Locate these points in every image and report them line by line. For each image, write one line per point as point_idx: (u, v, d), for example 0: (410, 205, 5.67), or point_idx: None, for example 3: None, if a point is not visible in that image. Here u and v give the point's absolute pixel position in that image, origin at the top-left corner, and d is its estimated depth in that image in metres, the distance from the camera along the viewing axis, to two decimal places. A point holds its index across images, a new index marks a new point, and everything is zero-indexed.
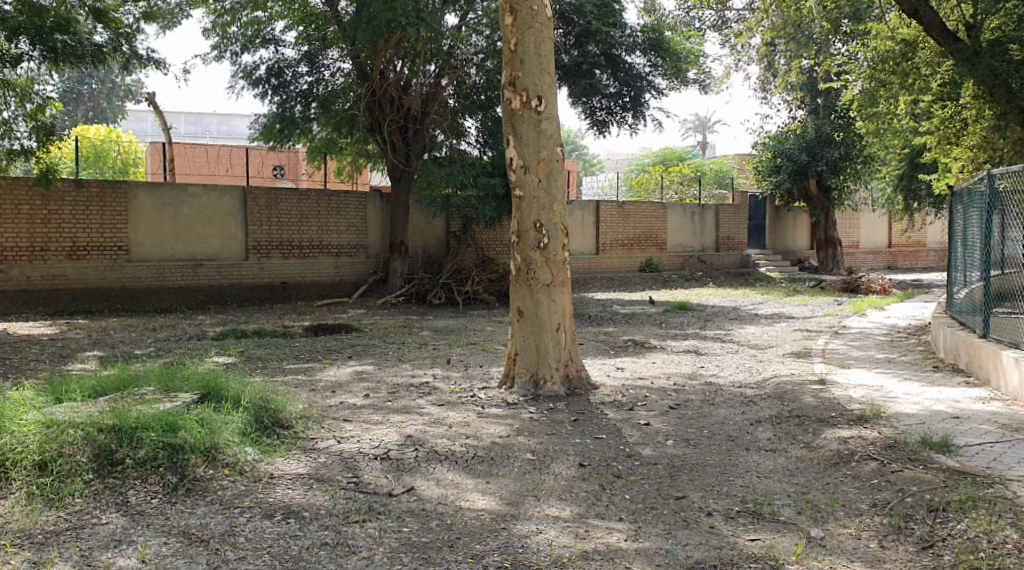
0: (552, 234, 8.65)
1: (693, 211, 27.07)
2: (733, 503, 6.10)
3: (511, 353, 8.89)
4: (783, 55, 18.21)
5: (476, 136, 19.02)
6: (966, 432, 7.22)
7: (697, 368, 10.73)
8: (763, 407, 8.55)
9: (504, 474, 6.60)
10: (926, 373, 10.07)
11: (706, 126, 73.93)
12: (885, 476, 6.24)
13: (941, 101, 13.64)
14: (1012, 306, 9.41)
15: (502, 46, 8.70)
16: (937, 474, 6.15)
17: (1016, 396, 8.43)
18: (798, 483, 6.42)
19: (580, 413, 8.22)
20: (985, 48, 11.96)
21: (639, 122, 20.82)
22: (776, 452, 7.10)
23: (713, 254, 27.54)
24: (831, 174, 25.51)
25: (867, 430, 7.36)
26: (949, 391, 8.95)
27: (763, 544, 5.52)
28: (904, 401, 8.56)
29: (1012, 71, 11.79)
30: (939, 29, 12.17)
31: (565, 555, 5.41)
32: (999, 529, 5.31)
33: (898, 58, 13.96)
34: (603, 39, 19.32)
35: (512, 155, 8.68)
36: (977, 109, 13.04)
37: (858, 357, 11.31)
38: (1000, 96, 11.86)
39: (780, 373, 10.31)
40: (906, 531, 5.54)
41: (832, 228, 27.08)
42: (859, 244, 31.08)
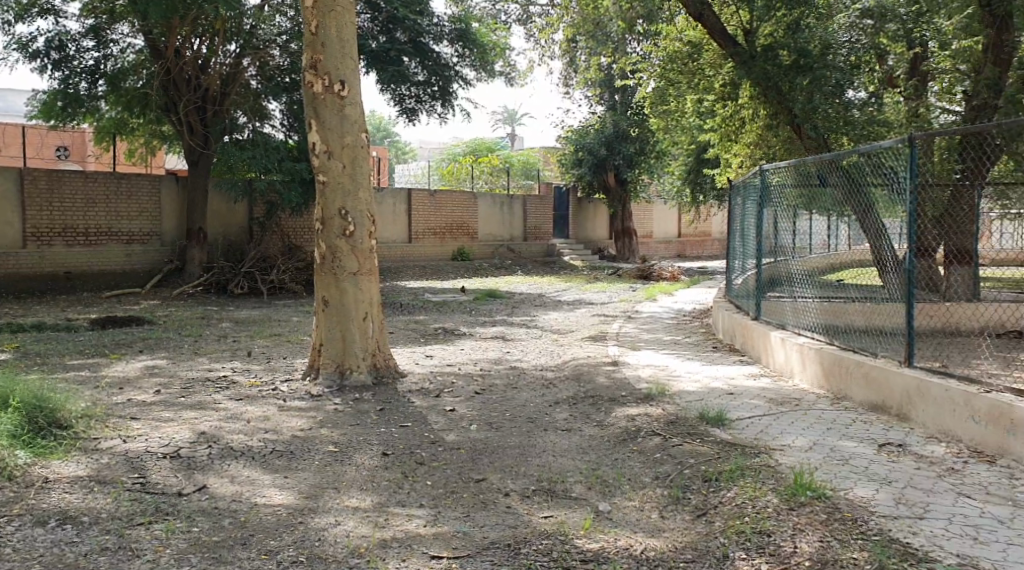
0: (357, 221, 8.60)
1: (502, 201, 27.43)
2: (529, 483, 6.30)
3: (317, 343, 8.76)
4: (586, 52, 18.76)
5: (281, 119, 18.56)
6: (738, 407, 7.89)
7: (501, 354, 10.97)
8: (561, 389, 8.88)
9: (303, 467, 6.52)
10: (708, 353, 10.78)
11: (514, 118, 75.36)
12: (668, 450, 6.65)
13: (723, 100, 14.78)
14: (782, 289, 10.10)
15: (303, 28, 8.53)
16: (713, 446, 6.63)
17: (781, 371, 9.26)
18: (591, 460, 6.71)
19: (386, 402, 8.23)
20: (759, 52, 13.18)
21: (447, 111, 20.96)
22: (571, 431, 7.40)
23: (521, 243, 28.03)
24: (628, 167, 26.83)
25: (653, 407, 7.83)
26: (725, 369, 9.69)
27: (554, 520, 5.72)
28: (687, 379, 9.19)
29: (782, 76, 12.97)
30: (720, 33, 13.38)
31: (362, 545, 5.42)
32: (762, 495, 5.66)
33: (685, 59, 15.04)
34: (410, 27, 19.24)
35: (315, 140, 8.55)
36: (753, 109, 14.07)
37: (648, 340, 11.95)
38: (772, 97, 13.10)
39: (578, 356, 10.72)
40: (683, 501, 5.87)
41: (629, 219, 28.31)
42: (653, 234, 32.77)
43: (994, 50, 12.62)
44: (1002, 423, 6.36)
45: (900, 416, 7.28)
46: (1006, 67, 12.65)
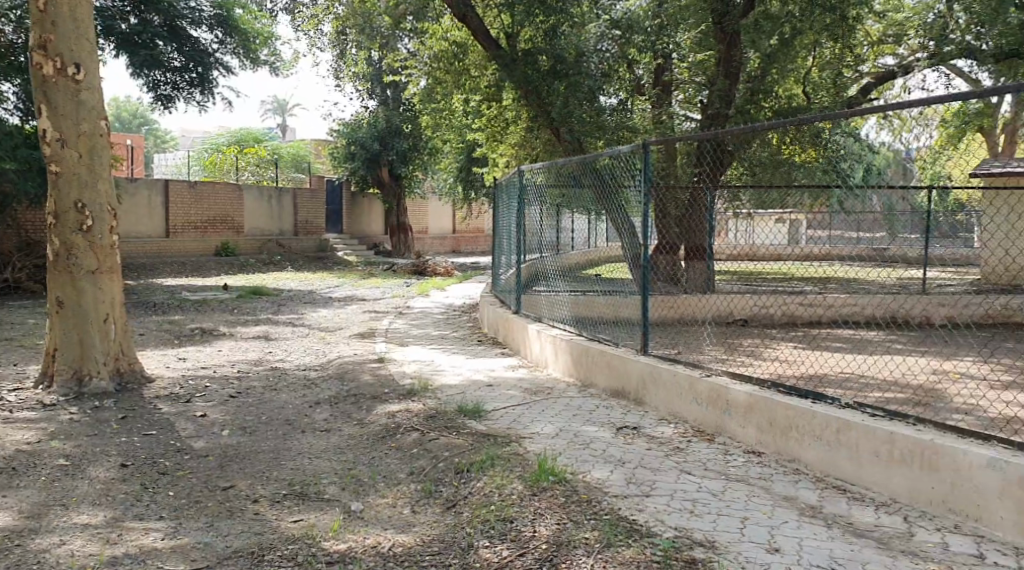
0: (96, 215, 8.04)
1: (271, 194, 26.51)
2: (280, 487, 6.11)
3: (50, 348, 8.09)
4: (355, 46, 18.40)
5: (16, 102, 17.10)
6: (494, 398, 8.18)
7: (263, 353, 10.63)
8: (322, 388, 8.70)
9: (26, 484, 6.01)
10: (473, 348, 10.98)
11: (286, 110, 73.46)
12: (423, 444, 6.69)
13: (488, 101, 15.59)
14: (552, 284, 10.65)
15: (29, 5, 7.86)
16: (467, 439, 6.74)
17: (537, 362, 9.80)
18: (346, 459, 6.62)
19: (130, 409, 7.73)
20: (520, 57, 13.69)
21: (208, 100, 20.05)
22: (329, 431, 7.27)
23: (291, 237, 27.13)
24: (401, 163, 27.02)
25: (413, 403, 7.86)
26: (487, 363, 9.93)
27: (303, 523, 5.58)
28: (449, 373, 9.32)
29: (541, 81, 13.62)
30: (484, 36, 14.02)
31: (89, 564, 5.07)
32: (509, 483, 5.81)
33: (451, 58, 15.64)
34: (165, 10, 18.18)
35: (45, 126, 7.89)
36: (516, 112, 15.18)
37: (416, 335, 12.00)
38: (533, 101, 13.91)
39: (343, 353, 10.59)
40: (435, 495, 5.91)
41: (405, 215, 28.22)
42: (427, 230, 33.04)
43: (725, 64, 13.76)
44: (719, 404, 7.03)
45: (637, 400, 7.97)
46: (735, 79, 13.76)
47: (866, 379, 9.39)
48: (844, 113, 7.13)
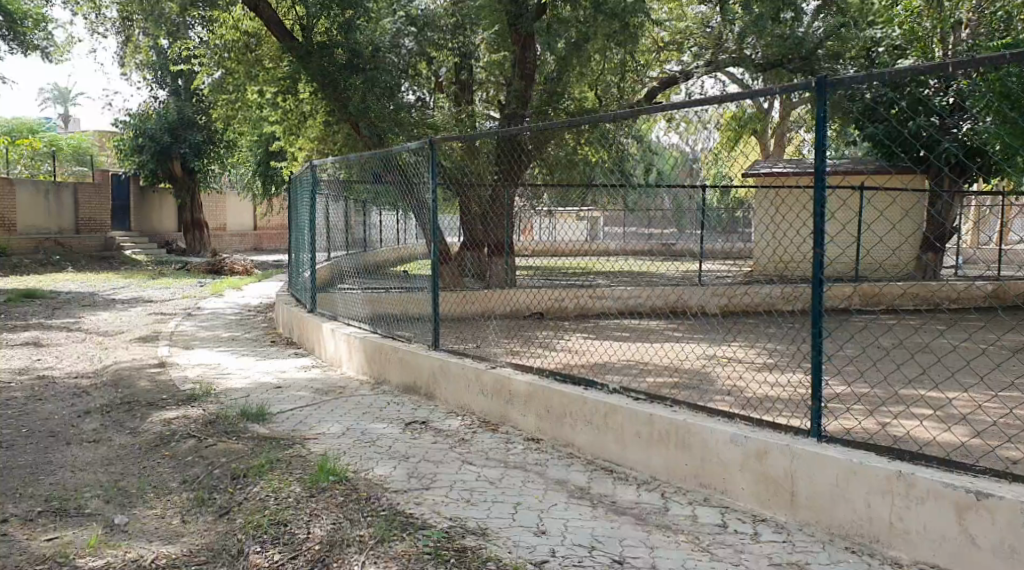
0: None
1: (47, 189, 24.68)
2: (36, 504, 5.73)
3: None
4: (139, 32, 17.42)
5: None
6: (281, 400, 8.01)
7: (31, 361, 9.91)
8: (94, 397, 8.22)
9: None
10: (263, 349, 10.70)
11: (68, 98, 68.79)
12: (199, 451, 6.46)
13: (285, 93, 14.99)
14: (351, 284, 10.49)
15: None
16: (246, 443, 6.57)
17: (332, 361, 9.67)
18: (114, 471, 6.29)
19: None
20: (314, 49, 13.51)
21: None
22: (98, 442, 6.88)
23: (72, 235, 25.42)
24: (195, 157, 25.94)
25: (192, 408, 7.57)
26: (277, 363, 9.72)
27: (58, 542, 5.26)
28: (235, 376, 9.04)
29: (338, 75, 13.46)
30: (276, 26, 13.70)
31: None
32: (285, 486, 5.72)
33: (241, 49, 15.34)
34: None
35: None
36: (314, 105, 14.99)
37: (203, 337, 11.55)
38: (330, 93, 13.56)
39: (120, 359, 10.04)
40: (208, 502, 5.73)
41: (198, 211, 27.13)
42: (225, 227, 31.80)
43: (521, 67, 14.28)
44: (503, 395, 7.22)
45: (427, 394, 8.05)
46: (529, 81, 14.33)
47: (645, 366, 9.90)
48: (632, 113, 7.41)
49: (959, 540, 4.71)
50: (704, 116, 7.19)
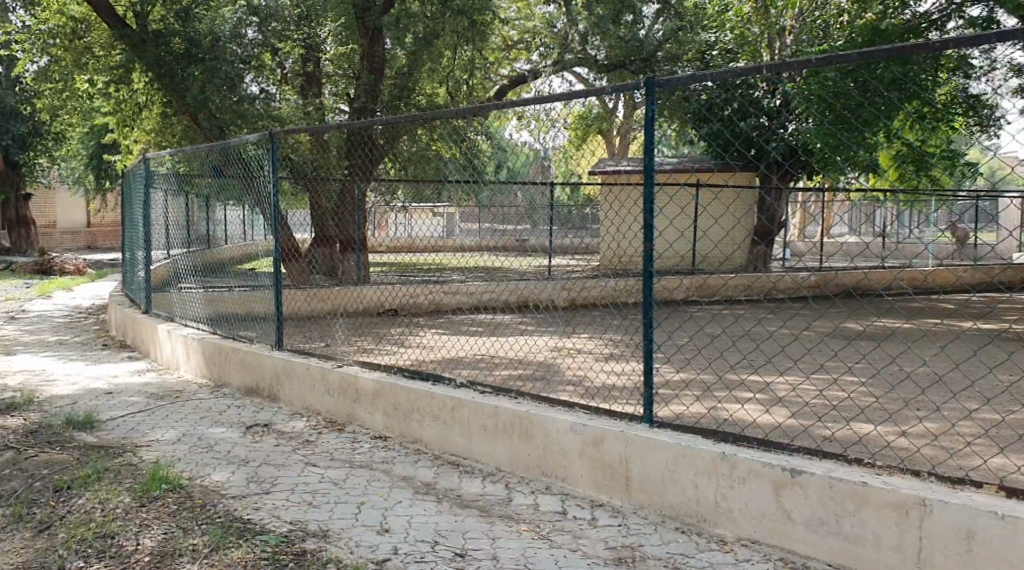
0: None
1: None
2: None
3: None
4: None
5: None
6: (112, 406, 7.63)
7: None
8: None
9: None
10: (94, 352, 10.18)
11: None
12: (18, 463, 6.07)
13: (118, 83, 14.22)
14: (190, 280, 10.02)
15: None
16: (71, 453, 6.23)
17: (168, 364, 9.28)
18: None
19: None
20: (150, 36, 13.05)
21: None
22: None
23: None
24: (19, 149, 24.32)
25: (11, 418, 7.11)
26: (108, 367, 9.26)
27: None
28: (61, 382, 8.55)
29: (173, 67, 13.13)
30: (105, 11, 12.94)
31: None
32: (113, 497, 5.45)
33: (69, 36, 14.33)
34: None
35: None
36: (150, 96, 14.31)
37: (27, 341, 10.86)
38: (167, 83, 13.21)
39: None
40: (27, 518, 5.39)
41: (24, 207, 25.53)
42: (54, 223, 30.65)
43: (369, 59, 14.09)
44: (350, 393, 7.12)
45: (271, 396, 7.84)
46: (379, 75, 14.20)
47: (493, 359, 9.98)
48: (473, 111, 7.40)
49: (777, 515, 4.92)
50: (552, 115, 7.34)
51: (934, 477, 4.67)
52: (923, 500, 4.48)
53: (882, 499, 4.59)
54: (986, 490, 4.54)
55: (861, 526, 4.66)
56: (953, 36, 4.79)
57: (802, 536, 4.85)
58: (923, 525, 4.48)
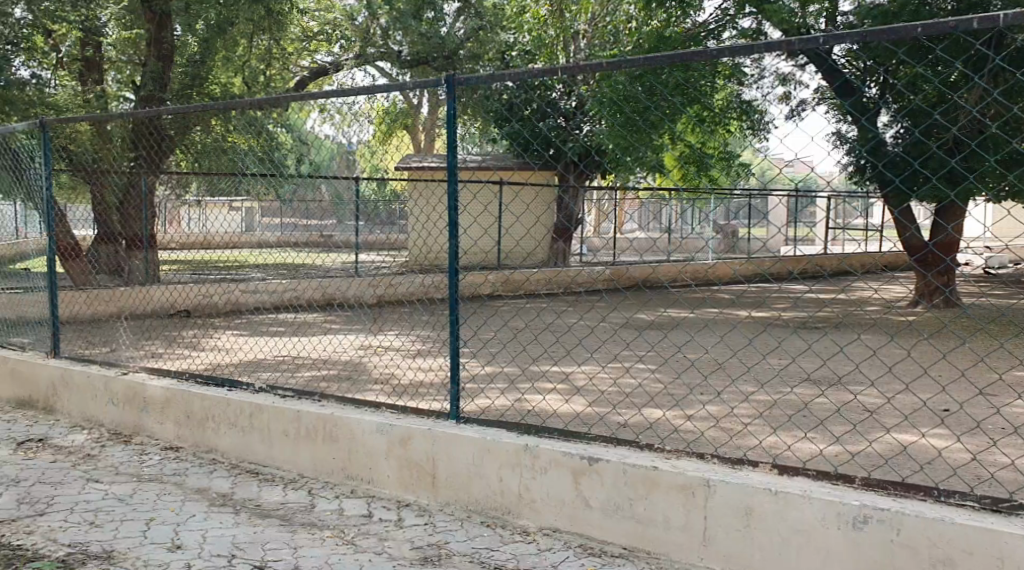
0: None
1: None
2: None
3: None
4: None
5: None
6: None
7: None
8: None
9: None
10: None
11: None
12: None
13: None
14: None
15: None
16: None
17: None
18: None
19: None
20: None
21: None
22: None
23: None
24: None
25: None
26: None
27: None
28: None
29: None
30: None
31: None
32: None
33: None
34: None
35: None
36: None
37: None
38: None
39: None
40: None
41: None
42: None
43: (157, 46, 13.27)
44: (137, 403, 6.65)
45: (46, 408, 7.20)
46: (167, 62, 13.39)
47: (296, 360, 9.63)
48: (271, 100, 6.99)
49: (575, 503, 4.94)
50: (355, 110, 7.05)
51: (716, 458, 4.75)
52: (706, 481, 4.54)
53: (669, 481, 4.64)
54: (761, 470, 4.63)
55: (652, 508, 4.70)
56: (725, 45, 4.98)
57: (599, 521, 4.87)
58: (706, 504, 4.54)
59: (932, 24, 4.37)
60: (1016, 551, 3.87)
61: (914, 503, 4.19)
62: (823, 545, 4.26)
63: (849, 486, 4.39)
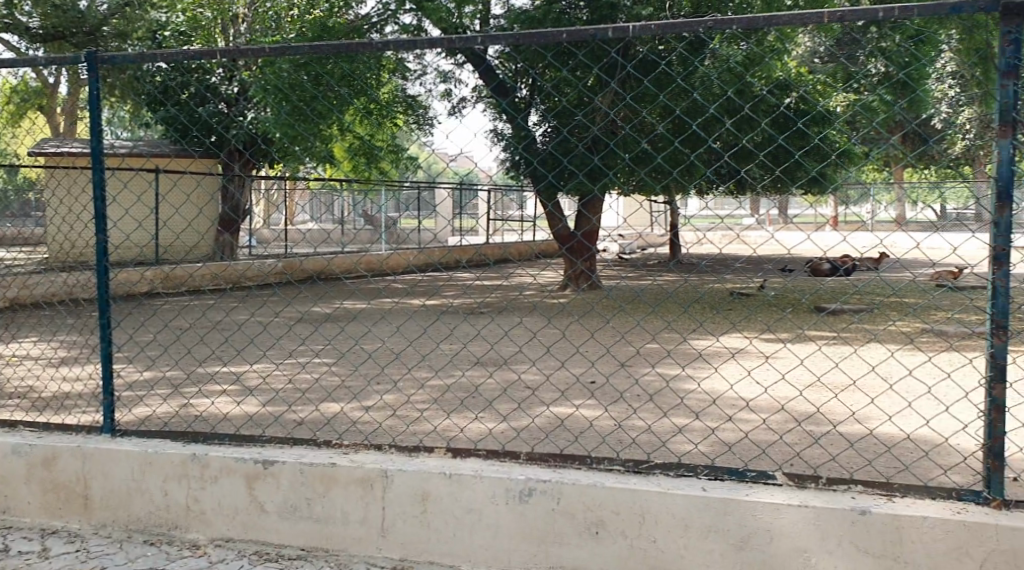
0: None
1: None
2: None
3: None
4: None
5: None
6: None
7: None
8: None
9: None
10: None
11: None
12: None
13: None
14: None
15: None
16: None
17: None
18: None
19: None
20: None
21: None
22: None
23: None
24: None
25: None
26: None
27: None
28: None
29: None
30: None
31: None
32: None
33: None
34: None
35: None
36: None
37: None
38: None
39: None
40: None
41: None
42: None
43: None
44: None
45: None
46: None
47: None
48: None
49: (250, 511, 4.60)
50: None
51: (393, 448, 4.63)
52: (383, 472, 4.40)
53: (348, 475, 4.45)
54: (436, 455, 4.56)
55: (330, 506, 4.48)
56: (390, 39, 4.87)
57: (276, 525, 4.56)
58: (384, 495, 4.39)
59: (575, 32, 4.53)
60: (650, 505, 4.02)
61: (571, 472, 4.26)
62: (493, 520, 4.24)
63: (514, 462, 4.40)
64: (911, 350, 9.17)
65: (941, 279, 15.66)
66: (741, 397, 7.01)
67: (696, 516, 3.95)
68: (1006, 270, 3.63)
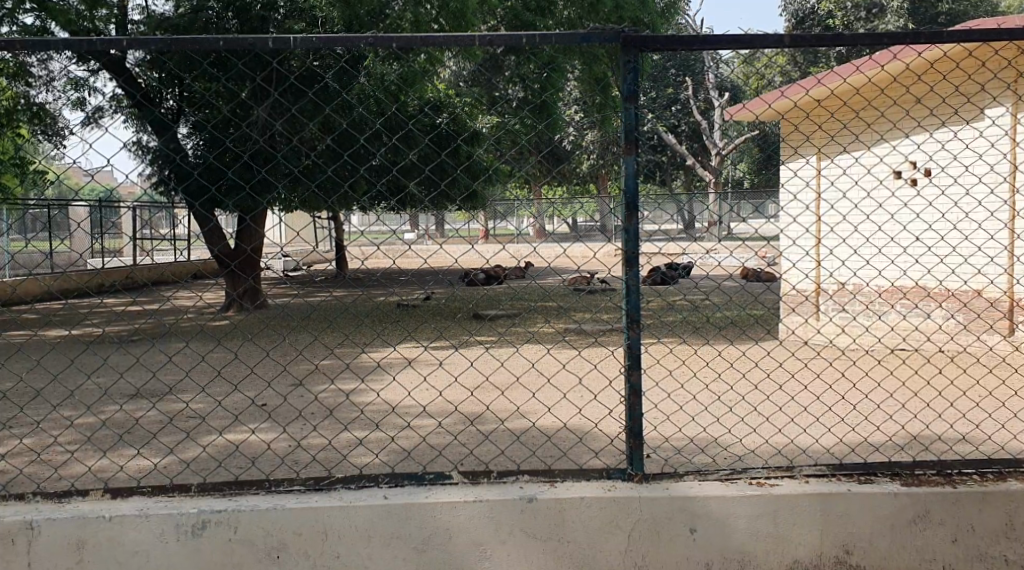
0: None
1: None
2: None
3: None
4: None
5: None
6: None
7: None
8: None
9: None
10: None
11: None
12: None
13: None
14: None
15: None
16: None
17: None
18: None
19: None
20: None
21: None
22: None
23: None
24: None
25: None
26: None
27: None
28: None
29: None
30: None
31: None
32: None
33: None
34: None
35: None
36: None
37: None
38: None
39: None
40: None
41: None
42: None
43: None
44: None
45: None
46: None
47: None
48: None
49: None
50: None
51: (40, 492, 3.82)
52: (28, 523, 3.64)
53: None
54: (92, 498, 3.80)
55: None
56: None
57: None
58: (30, 551, 3.64)
59: (234, 40, 3.77)
60: (332, 521, 3.71)
61: (248, 499, 3.79)
62: (164, 561, 3.67)
63: (186, 495, 3.82)
64: (561, 347, 10.09)
65: (578, 283, 17.53)
66: (415, 403, 7.26)
67: (377, 526, 3.72)
68: (636, 273, 3.90)
